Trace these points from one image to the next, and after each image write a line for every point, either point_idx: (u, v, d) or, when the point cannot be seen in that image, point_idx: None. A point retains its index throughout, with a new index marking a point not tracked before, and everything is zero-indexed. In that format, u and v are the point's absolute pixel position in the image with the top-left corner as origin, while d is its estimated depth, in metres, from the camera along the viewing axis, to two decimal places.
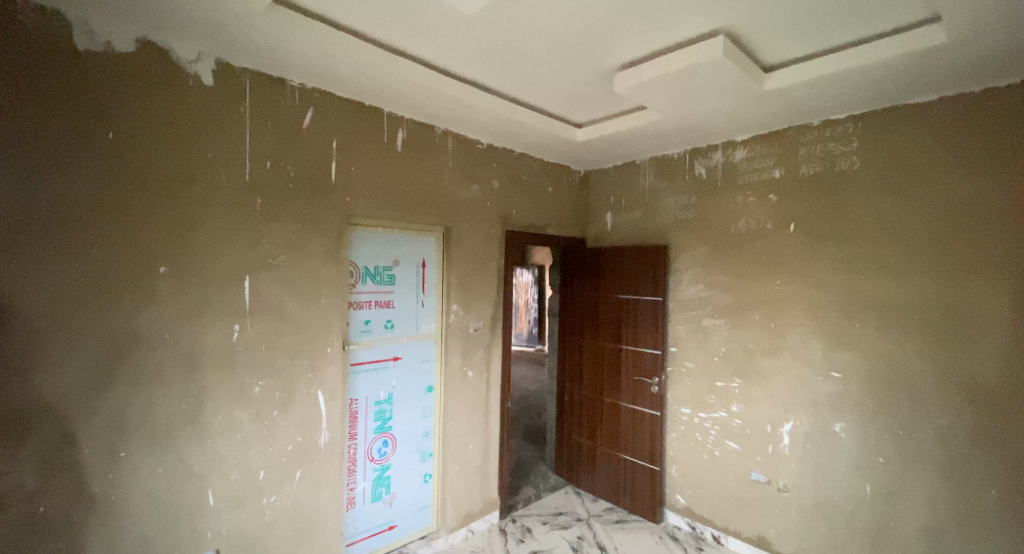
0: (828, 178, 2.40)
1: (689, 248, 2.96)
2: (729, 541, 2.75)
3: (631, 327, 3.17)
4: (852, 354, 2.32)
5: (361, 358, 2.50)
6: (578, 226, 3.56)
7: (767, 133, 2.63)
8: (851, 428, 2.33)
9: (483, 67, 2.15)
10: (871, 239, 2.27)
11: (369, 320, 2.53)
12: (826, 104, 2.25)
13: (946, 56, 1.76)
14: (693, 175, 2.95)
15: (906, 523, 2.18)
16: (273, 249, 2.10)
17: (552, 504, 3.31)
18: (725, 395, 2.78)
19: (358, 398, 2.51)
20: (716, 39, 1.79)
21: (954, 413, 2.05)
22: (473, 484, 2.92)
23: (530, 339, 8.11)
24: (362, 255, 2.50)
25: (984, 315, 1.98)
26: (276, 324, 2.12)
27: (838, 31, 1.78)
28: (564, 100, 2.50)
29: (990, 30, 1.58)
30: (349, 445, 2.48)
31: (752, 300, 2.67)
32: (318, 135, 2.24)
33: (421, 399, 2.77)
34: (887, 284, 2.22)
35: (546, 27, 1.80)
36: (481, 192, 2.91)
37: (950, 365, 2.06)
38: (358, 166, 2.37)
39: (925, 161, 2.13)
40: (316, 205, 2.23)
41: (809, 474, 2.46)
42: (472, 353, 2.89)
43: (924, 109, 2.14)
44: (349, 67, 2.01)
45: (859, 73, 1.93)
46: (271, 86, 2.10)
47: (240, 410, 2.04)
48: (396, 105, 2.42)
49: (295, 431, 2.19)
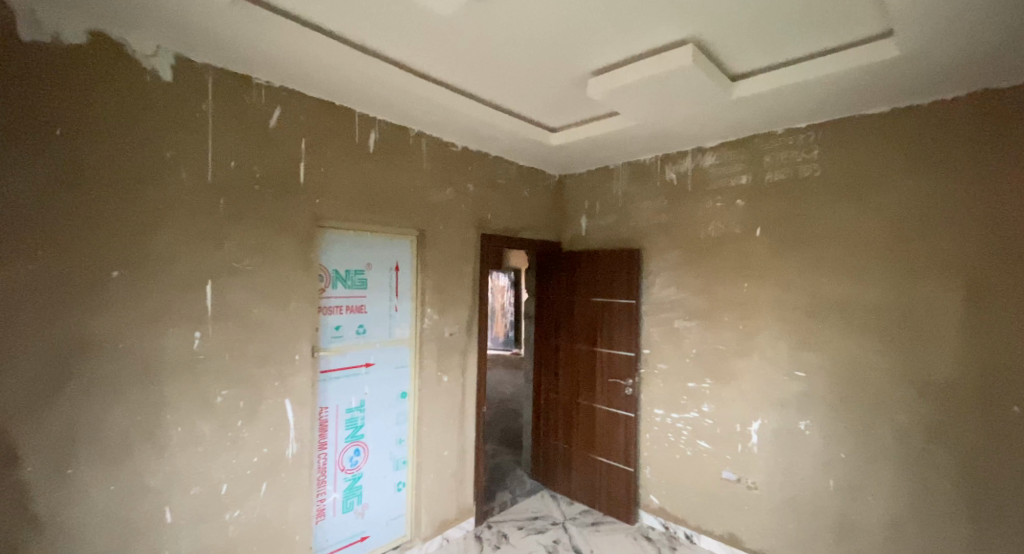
0: (792, 184, 2.50)
1: (661, 251, 3.01)
2: (701, 539, 2.80)
3: (606, 329, 3.20)
4: (816, 353, 2.41)
5: (331, 365, 2.42)
6: (554, 230, 3.57)
7: (735, 140, 2.72)
8: (815, 425, 2.42)
9: (457, 69, 2.14)
10: (832, 243, 2.37)
11: (340, 325, 2.46)
12: (789, 113, 2.34)
13: (897, 69, 1.86)
14: (665, 180, 3.01)
15: (868, 517, 2.27)
16: (237, 253, 2.02)
17: (528, 509, 3.30)
18: (696, 396, 2.84)
19: (329, 406, 2.43)
20: (688, 46, 1.83)
21: (910, 408, 2.15)
22: (447, 491, 2.88)
23: (506, 343, 8.09)
24: (333, 258, 2.43)
25: (936, 315, 2.09)
26: (241, 329, 2.04)
27: (800, 42, 1.85)
28: (539, 104, 2.51)
29: (937, 45, 1.68)
30: (319, 455, 2.40)
31: (722, 302, 2.74)
32: (287, 135, 2.17)
33: (394, 406, 2.70)
34: (847, 286, 2.32)
35: (519, 30, 1.80)
36: (457, 196, 2.89)
37: (906, 363, 2.16)
38: (328, 167, 2.31)
39: (879, 168, 2.25)
40: (284, 207, 2.16)
41: (777, 471, 2.54)
42: (447, 357, 2.86)
43: (879, 119, 2.25)
44: (319, 65, 1.96)
45: (819, 83, 2.02)
46: (237, 83, 2.02)
47: (202, 422, 1.94)
48: (369, 105, 2.37)
49: (262, 442, 2.11)
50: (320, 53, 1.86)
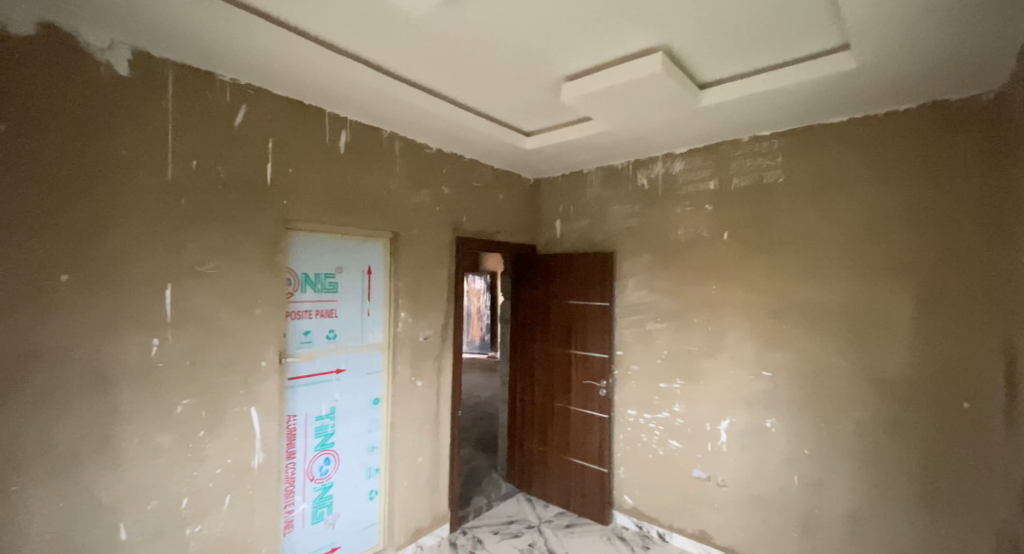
0: (757, 190, 2.60)
1: (633, 254, 3.07)
2: (673, 538, 2.86)
3: (580, 332, 3.24)
4: (780, 353, 2.50)
5: (300, 371, 2.35)
6: (529, 233, 3.59)
7: (703, 147, 2.80)
8: (780, 423, 2.50)
9: (431, 71, 2.12)
10: (795, 247, 2.47)
11: (309, 330, 2.39)
12: (753, 121, 2.43)
13: (852, 81, 1.97)
14: (637, 185, 3.08)
15: (831, 510, 2.36)
16: (199, 256, 1.94)
17: (504, 513, 3.28)
18: (668, 396, 2.90)
19: (298, 414, 2.35)
20: (657, 54, 1.88)
21: (867, 404, 2.26)
22: (422, 498, 2.83)
23: (482, 346, 8.05)
24: (303, 261, 2.37)
25: (891, 314, 2.20)
26: (203, 335, 1.95)
27: (762, 53, 1.93)
28: (513, 108, 2.52)
29: (888, 59, 1.78)
30: (287, 465, 2.32)
31: (692, 304, 2.81)
32: (253, 134, 2.10)
33: (367, 412, 2.64)
34: (810, 287, 2.42)
35: (492, 33, 1.81)
36: (431, 198, 2.87)
37: (864, 361, 2.27)
38: (297, 168, 2.26)
39: (838, 175, 2.36)
40: (251, 208, 2.09)
41: (745, 469, 2.61)
42: (422, 362, 2.83)
43: (837, 129, 2.37)
44: (288, 63, 1.91)
45: (780, 93, 2.11)
46: (200, 80, 1.95)
47: (161, 433, 1.85)
48: (340, 105, 2.33)
49: (226, 452, 2.02)
50: (288, 50, 1.81)
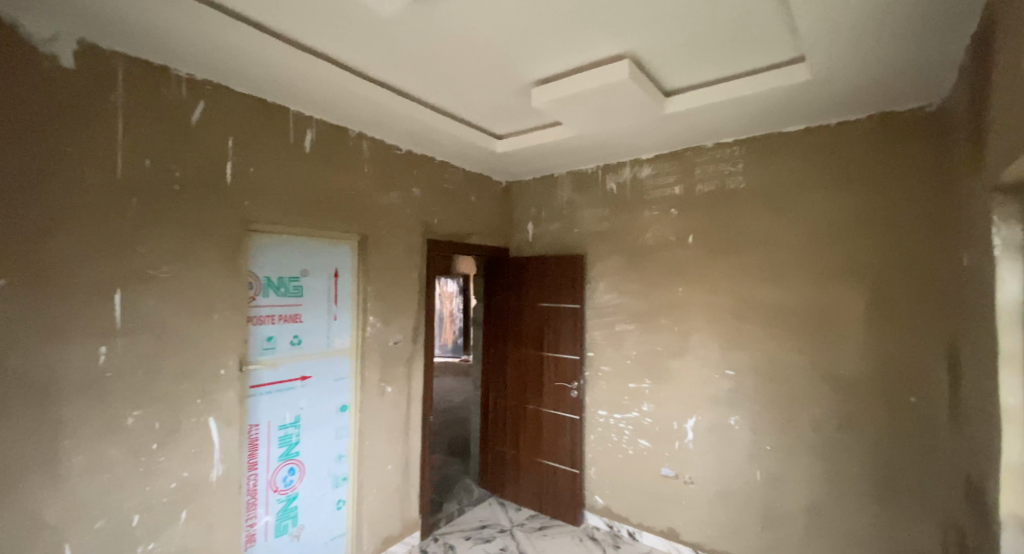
0: (720, 195, 2.69)
1: (603, 257, 3.12)
2: (643, 536, 2.91)
3: (552, 334, 3.27)
4: (743, 353, 2.60)
5: (262, 379, 2.25)
6: (501, 236, 3.59)
7: (668, 153, 2.88)
8: (743, 420, 2.59)
9: (400, 72, 2.10)
10: (755, 250, 2.57)
11: (273, 336, 2.30)
12: (716, 128, 2.52)
13: (807, 91, 2.07)
14: (606, 189, 3.14)
15: (790, 503, 2.46)
16: (153, 258, 1.84)
17: (476, 518, 3.26)
18: (637, 396, 2.96)
19: (260, 424, 2.26)
20: (625, 61, 1.93)
21: (824, 400, 2.37)
22: (391, 506, 2.78)
23: (455, 350, 7.96)
24: (265, 263, 2.27)
25: (844, 314, 2.32)
26: (157, 342, 1.85)
27: (724, 64, 2.01)
28: (483, 111, 2.53)
29: (840, 72, 1.89)
30: (248, 477, 2.21)
31: (660, 306, 2.88)
32: (211, 131, 2.02)
33: (333, 420, 2.55)
34: (769, 289, 2.52)
35: (462, 35, 1.80)
36: (400, 200, 2.83)
37: (820, 359, 2.38)
38: (259, 167, 2.18)
39: (795, 182, 2.48)
40: (209, 209, 2.00)
41: (710, 466, 2.69)
42: (391, 367, 2.78)
43: (794, 138, 2.49)
44: (249, 59, 1.85)
45: (740, 102, 2.19)
46: (153, 74, 1.85)
47: (110, 447, 1.74)
48: (306, 104, 2.27)
49: (181, 465, 1.92)
50: (249, 46, 1.75)
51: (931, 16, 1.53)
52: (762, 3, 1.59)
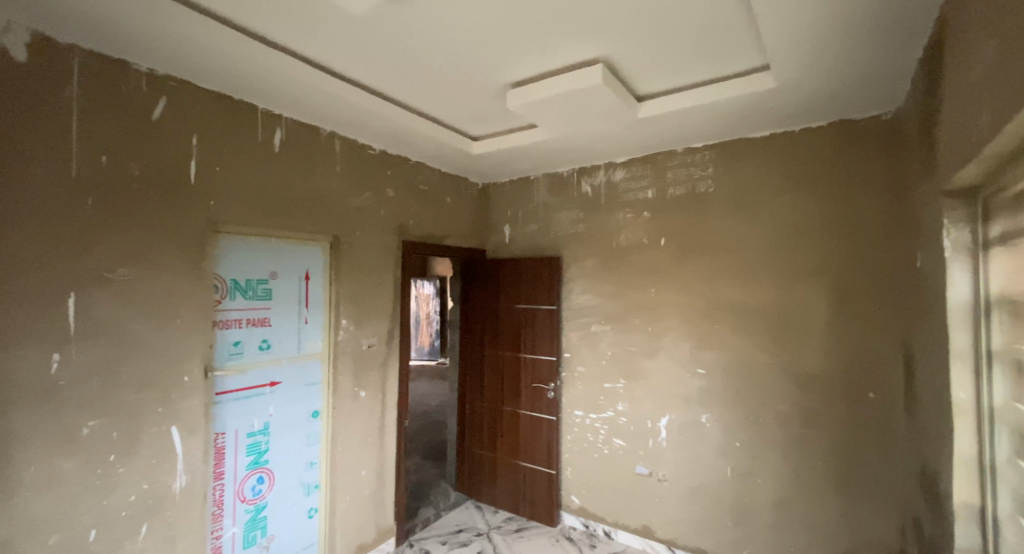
0: (691, 198, 2.76)
1: (579, 259, 3.16)
2: (618, 534, 2.94)
3: (529, 336, 3.28)
4: (713, 352, 2.66)
5: (229, 386, 2.17)
6: (477, 237, 3.58)
7: (641, 157, 2.94)
8: (714, 418, 2.66)
9: (373, 71, 2.07)
10: (725, 251, 2.64)
11: (239, 341, 2.21)
12: (687, 133, 2.58)
13: (773, 99, 2.14)
14: (581, 192, 3.17)
15: (758, 497, 2.53)
16: (111, 261, 1.76)
17: (452, 522, 3.23)
18: (612, 396, 3.00)
19: (227, 432, 2.17)
20: (598, 66, 1.95)
21: (789, 397, 2.46)
22: (365, 512, 2.73)
23: (432, 352, 7.87)
24: (231, 266, 2.18)
25: (809, 314, 2.42)
26: (115, 348, 1.77)
27: (693, 71, 2.06)
28: (458, 112, 2.52)
29: (803, 80, 1.96)
30: (214, 487, 2.13)
31: (634, 307, 2.93)
32: (173, 129, 1.94)
33: (304, 426, 2.48)
34: (738, 290, 2.60)
35: (436, 36, 1.79)
36: (374, 201, 2.78)
37: (786, 357, 2.47)
38: (225, 166, 2.10)
39: (762, 186, 2.56)
40: (171, 209, 1.92)
41: (682, 463, 2.75)
42: (366, 371, 2.73)
43: (760, 143, 2.57)
44: (214, 54, 1.79)
45: (709, 108, 2.26)
46: (112, 68, 1.77)
47: (64, 459, 1.64)
48: (275, 102, 2.21)
49: (141, 477, 1.83)
50: (215, 41, 1.70)
51: (887, 29, 1.61)
52: (729, 13, 1.64)
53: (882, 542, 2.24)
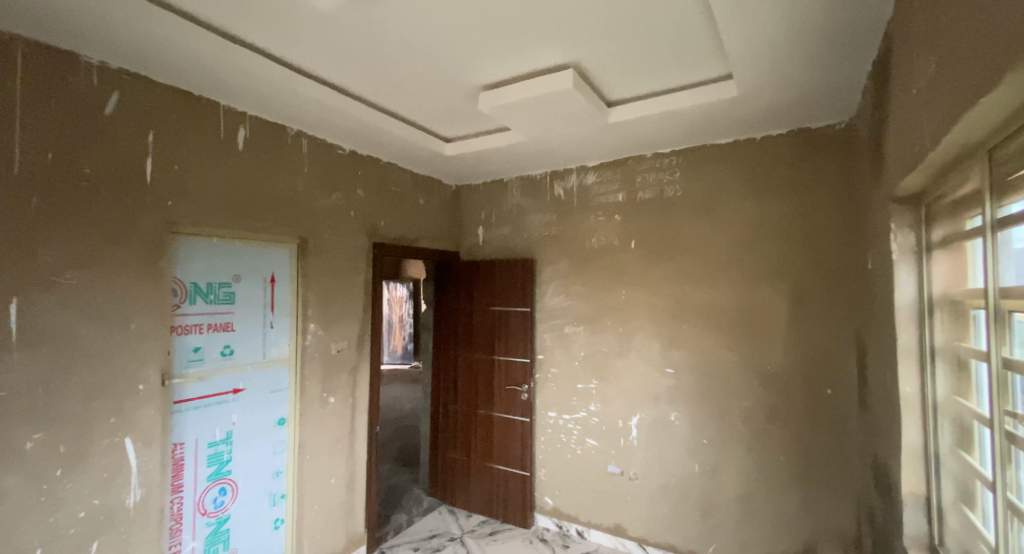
0: (659, 202, 2.83)
1: (552, 261, 3.19)
2: (590, 534, 2.98)
3: (502, 338, 3.28)
4: (681, 352, 2.74)
5: (188, 394, 2.06)
6: (450, 240, 3.57)
7: (611, 161, 3.00)
8: (683, 416, 2.73)
9: (342, 70, 2.03)
10: (692, 254, 2.72)
11: (200, 347, 2.11)
12: (655, 139, 2.65)
13: (737, 107, 2.23)
14: (554, 195, 3.21)
15: (725, 492, 2.61)
16: (57, 263, 1.65)
17: (425, 528, 3.19)
18: (585, 396, 3.04)
19: (186, 442, 2.06)
20: (569, 71, 1.98)
21: (753, 395, 2.55)
22: (335, 521, 2.66)
23: (405, 356, 7.75)
24: (191, 268, 2.08)
25: (770, 314, 2.51)
26: (61, 356, 1.66)
27: (660, 78, 2.12)
28: (430, 114, 2.50)
29: (764, 90, 2.05)
30: (172, 501, 2.02)
31: (606, 308, 2.98)
32: (127, 125, 1.84)
33: (270, 434, 2.39)
34: (704, 291, 2.68)
35: (406, 35, 1.77)
36: (344, 202, 2.73)
37: (749, 355, 2.56)
38: (184, 165, 2.01)
39: (726, 191, 2.65)
40: (125, 209, 1.82)
41: (652, 461, 2.81)
42: (335, 377, 2.67)
43: (725, 150, 2.67)
44: (172, 48, 1.71)
45: (675, 115, 2.32)
46: (59, 60, 1.67)
47: (4, 475, 1.53)
48: (238, 99, 2.14)
49: (91, 492, 1.72)
50: (171, 34, 1.62)
51: (839, 44, 1.71)
52: (694, 23, 1.70)
53: (839, 532, 2.35)
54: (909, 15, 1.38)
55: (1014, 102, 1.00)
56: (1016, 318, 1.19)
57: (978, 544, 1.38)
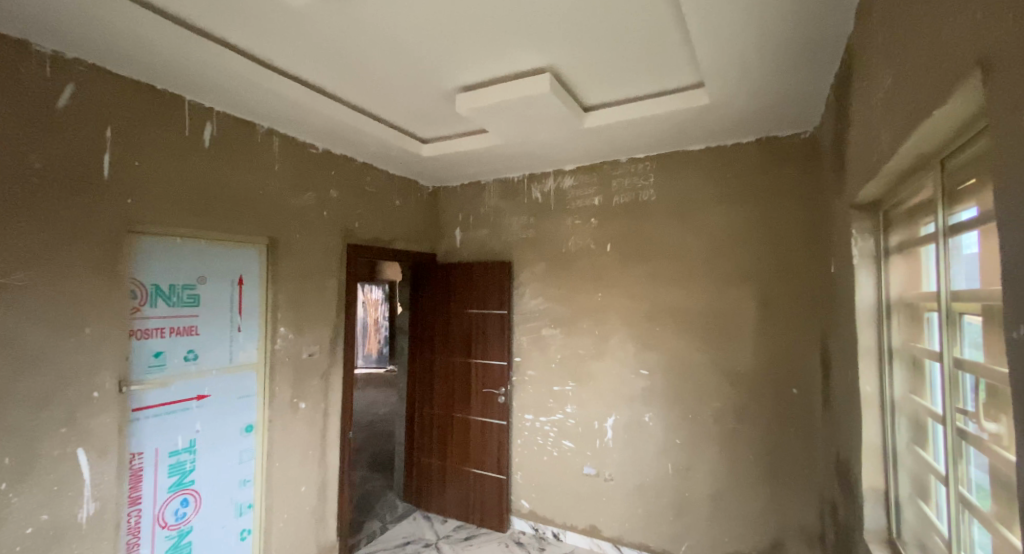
0: (634, 206, 2.88)
1: (529, 264, 3.20)
2: (566, 536, 2.99)
3: (479, 341, 3.27)
4: (655, 354, 2.78)
5: (149, 401, 1.97)
6: (427, 242, 3.53)
7: (588, 165, 3.04)
8: (657, 417, 2.77)
9: (314, 68, 1.98)
10: (666, 258, 2.78)
11: (162, 352, 2.01)
12: (630, 144, 2.70)
13: (708, 114, 2.29)
14: (532, 198, 3.22)
15: (697, 491, 2.66)
16: (3, 263, 1.55)
17: (399, 534, 3.13)
18: (561, 398, 3.06)
19: (146, 451, 1.96)
20: (546, 75, 1.99)
21: (724, 395, 2.61)
22: (305, 531, 2.58)
23: (380, 360, 7.61)
24: (153, 269, 1.98)
25: (741, 316, 2.59)
26: (7, 362, 1.55)
27: (635, 84, 2.16)
28: (407, 114, 2.47)
29: (734, 98, 2.11)
30: (129, 513, 1.91)
31: (582, 311, 3.01)
32: (83, 118, 1.74)
33: (237, 441, 2.30)
34: (677, 294, 2.74)
35: (382, 35, 1.75)
36: (316, 202, 2.66)
37: (720, 357, 2.63)
38: (145, 162, 1.93)
39: (699, 196, 2.72)
40: (79, 207, 1.73)
41: (627, 462, 2.84)
42: (306, 381, 2.60)
43: (697, 156, 2.74)
44: (133, 39, 1.64)
45: (649, 121, 2.37)
46: (6, 48, 1.57)
47: None
48: (205, 94, 2.06)
49: (39, 507, 1.62)
50: (127, 23, 1.54)
51: (805, 56, 1.78)
52: (667, 32, 1.74)
53: (805, 527, 2.42)
54: (868, 32, 1.46)
55: (964, 115, 1.06)
56: (965, 319, 1.25)
57: (933, 536, 1.45)
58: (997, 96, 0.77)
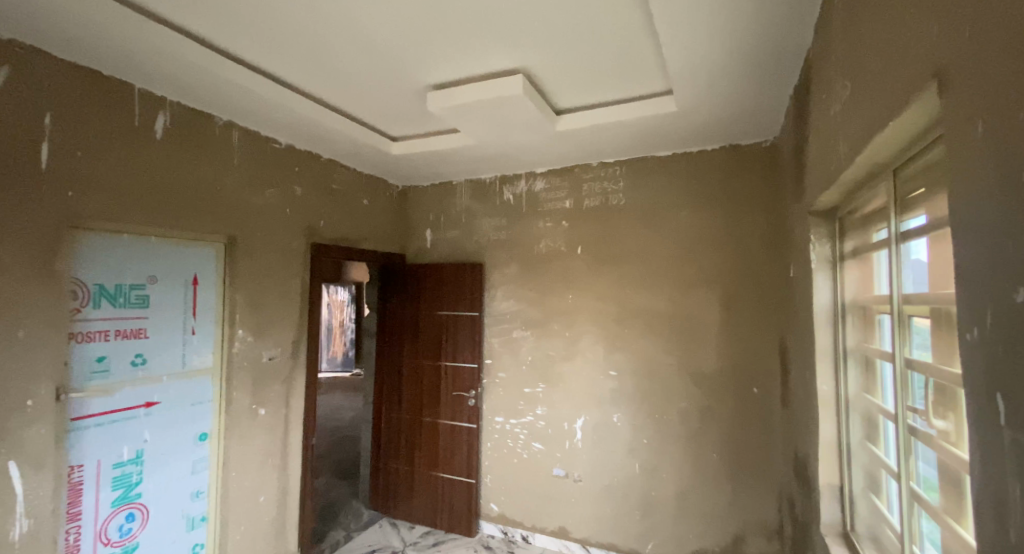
0: (605, 210, 2.91)
1: (500, 266, 3.18)
2: (535, 538, 2.98)
3: (449, 343, 3.22)
4: (624, 356, 2.82)
5: (91, 410, 1.83)
6: (396, 242, 3.45)
7: (559, 169, 3.05)
8: (625, 418, 2.80)
9: (276, 59, 1.90)
10: (635, 261, 2.82)
11: (106, 356, 1.87)
12: (601, 148, 2.73)
13: (677, 121, 2.33)
14: (503, 200, 3.20)
15: (664, 490, 2.70)
16: None
17: (365, 543, 3.04)
18: (531, 400, 3.05)
19: (86, 464, 1.82)
20: (517, 76, 1.98)
21: (690, 396, 2.67)
22: (264, 542, 2.47)
23: (345, 363, 7.42)
24: (96, 268, 1.84)
25: (706, 319, 2.65)
26: None
27: (606, 89, 2.17)
28: (374, 111, 2.40)
29: (701, 105, 2.17)
30: (67, 531, 1.76)
31: (553, 313, 3.01)
32: (18, 104, 1.60)
33: (190, 451, 2.18)
34: (645, 296, 2.78)
35: (350, 27, 1.69)
36: (279, 199, 2.55)
37: (687, 359, 2.68)
38: (89, 152, 1.79)
39: (668, 201, 2.77)
40: (13, 200, 1.58)
41: (595, 463, 2.86)
42: (266, 386, 2.49)
43: (665, 162, 2.79)
44: (74, 21, 1.51)
45: (619, 125, 2.39)
46: None
47: None
48: (158, 82, 1.94)
49: None
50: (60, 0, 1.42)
51: (768, 67, 1.83)
52: (637, 38, 1.76)
53: (765, 523, 2.50)
54: (827, 47, 1.52)
55: (916, 128, 1.12)
56: (914, 321, 1.32)
57: (885, 528, 1.52)
58: (953, 108, 0.81)
